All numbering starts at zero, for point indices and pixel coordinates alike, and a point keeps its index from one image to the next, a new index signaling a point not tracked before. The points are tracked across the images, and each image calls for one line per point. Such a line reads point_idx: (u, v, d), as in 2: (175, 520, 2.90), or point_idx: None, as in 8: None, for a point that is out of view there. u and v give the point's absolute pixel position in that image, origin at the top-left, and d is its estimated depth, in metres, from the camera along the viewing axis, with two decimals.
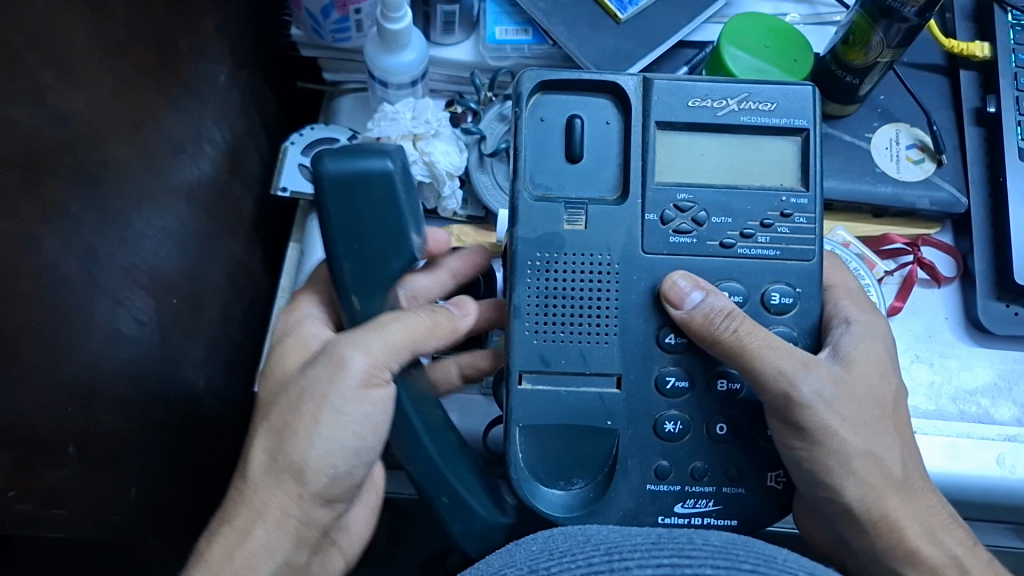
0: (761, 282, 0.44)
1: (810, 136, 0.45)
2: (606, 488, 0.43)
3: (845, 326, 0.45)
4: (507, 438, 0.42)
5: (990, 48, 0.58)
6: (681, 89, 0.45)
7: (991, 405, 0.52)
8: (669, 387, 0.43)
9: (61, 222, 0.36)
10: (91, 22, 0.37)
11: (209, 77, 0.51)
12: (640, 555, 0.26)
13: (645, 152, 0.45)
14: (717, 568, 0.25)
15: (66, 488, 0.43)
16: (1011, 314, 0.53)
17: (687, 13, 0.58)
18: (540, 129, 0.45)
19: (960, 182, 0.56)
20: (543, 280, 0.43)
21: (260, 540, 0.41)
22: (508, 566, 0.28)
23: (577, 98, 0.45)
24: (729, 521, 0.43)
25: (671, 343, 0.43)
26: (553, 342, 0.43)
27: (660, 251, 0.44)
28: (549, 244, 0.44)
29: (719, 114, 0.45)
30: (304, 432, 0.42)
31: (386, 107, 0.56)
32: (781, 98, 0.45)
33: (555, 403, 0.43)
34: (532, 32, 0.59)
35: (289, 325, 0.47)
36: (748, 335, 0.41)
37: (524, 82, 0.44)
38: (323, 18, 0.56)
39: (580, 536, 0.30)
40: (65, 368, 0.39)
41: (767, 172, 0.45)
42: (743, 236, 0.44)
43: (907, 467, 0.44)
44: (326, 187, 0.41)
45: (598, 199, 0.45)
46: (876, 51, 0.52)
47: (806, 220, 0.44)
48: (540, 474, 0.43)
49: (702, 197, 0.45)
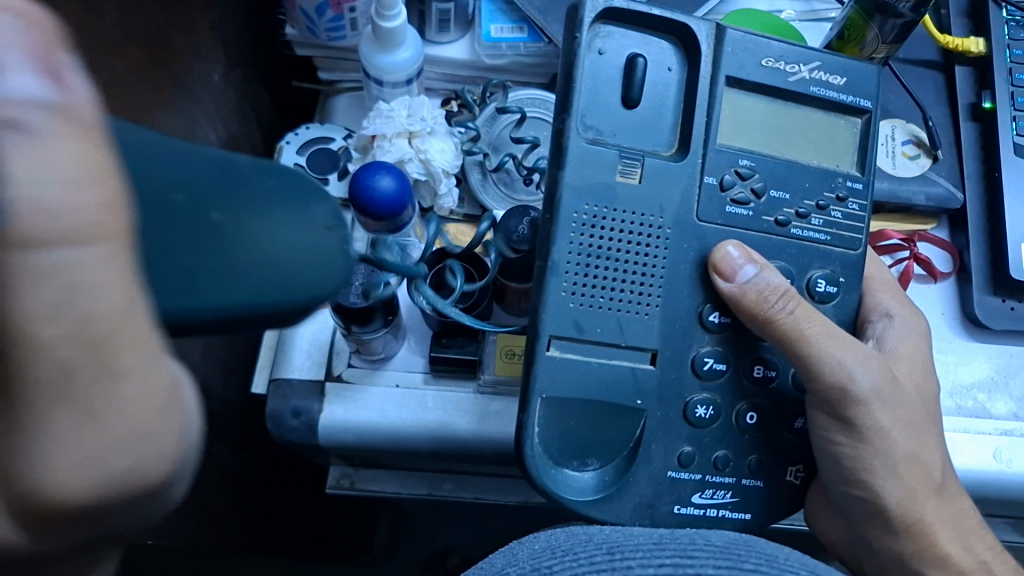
0: (808, 266, 0.45)
1: (872, 118, 0.46)
2: (625, 472, 0.42)
3: (887, 320, 0.47)
4: (526, 407, 0.40)
5: (985, 43, 0.58)
6: (755, 45, 0.45)
7: (987, 400, 0.52)
8: (706, 369, 0.43)
9: None
10: (84, 23, 0.37)
11: (204, 76, 0.51)
12: (642, 556, 0.26)
13: (709, 110, 0.44)
14: (721, 567, 0.25)
15: None
16: (1006, 308, 0.53)
17: (681, 11, 0.58)
18: (604, 65, 0.42)
19: (956, 177, 0.56)
20: (592, 237, 0.41)
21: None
22: (510, 566, 0.28)
23: (643, 38, 0.43)
24: (744, 514, 0.43)
25: (715, 322, 0.43)
26: (589, 307, 0.41)
27: (715, 219, 0.44)
28: (599, 195, 0.42)
29: (790, 80, 0.45)
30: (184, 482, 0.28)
31: (382, 105, 0.56)
32: (850, 73, 0.46)
33: (586, 374, 0.41)
34: (528, 30, 0.58)
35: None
36: (803, 320, 0.42)
37: (590, 12, 0.42)
38: (317, 16, 0.56)
39: (583, 535, 0.29)
40: None
41: (823, 150, 0.46)
42: (798, 215, 0.45)
43: (946, 470, 0.46)
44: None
45: (653, 153, 0.43)
46: (871, 48, 0.52)
47: (859, 207, 0.46)
48: (556, 453, 0.41)
49: (761, 165, 0.45)
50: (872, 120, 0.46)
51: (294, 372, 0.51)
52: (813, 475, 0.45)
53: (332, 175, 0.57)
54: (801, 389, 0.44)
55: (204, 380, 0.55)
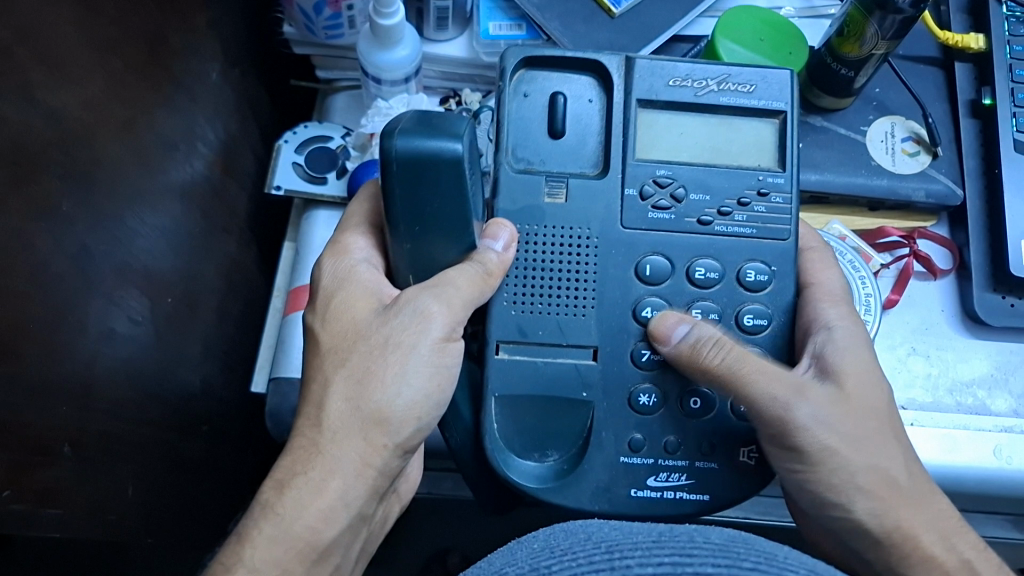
0: (737, 259, 0.46)
1: (788, 118, 0.47)
2: (580, 460, 0.43)
3: (826, 333, 0.44)
4: (484, 410, 0.43)
5: (985, 39, 0.58)
6: (662, 69, 0.47)
7: (987, 397, 0.52)
8: (644, 360, 0.44)
9: (53, 222, 0.37)
10: (81, 20, 0.37)
11: (201, 74, 0.51)
12: (640, 554, 0.24)
13: (625, 130, 0.47)
14: (719, 567, 0.24)
15: (65, 487, 0.42)
16: (1007, 305, 0.53)
17: (681, 7, 0.58)
18: (524, 104, 0.46)
19: (956, 174, 0.56)
20: (528, 254, 0.45)
21: (338, 493, 0.41)
22: (507, 566, 0.26)
23: (562, 78, 0.47)
24: (702, 496, 0.43)
25: (648, 315, 0.45)
26: (531, 314, 0.45)
27: (639, 226, 0.46)
28: (529, 216, 0.45)
29: (699, 94, 0.47)
30: (387, 378, 0.41)
31: (380, 104, 0.57)
32: (759, 81, 0.47)
33: (533, 374, 0.44)
34: (526, 27, 0.58)
35: (340, 274, 0.45)
36: (739, 362, 0.42)
37: (509, 58, 0.46)
38: (315, 14, 0.56)
39: (581, 533, 0.27)
40: (59, 368, 0.39)
41: (746, 152, 0.47)
42: (720, 214, 0.46)
43: (912, 471, 0.43)
44: (393, 169, 0.40)
45: (578, 174, 0.46)
46: (870, 44, 0.52)
47: (783, 201, 0.46)
48: (516, 446, 0.44)
49: (681, 174, 0.46)
50: (788, 121, 0.47)
51: (294, 370, 0.52)
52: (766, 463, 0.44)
53: (331, 174, 0.57)
54: None
55: (204, 379, 0.56)
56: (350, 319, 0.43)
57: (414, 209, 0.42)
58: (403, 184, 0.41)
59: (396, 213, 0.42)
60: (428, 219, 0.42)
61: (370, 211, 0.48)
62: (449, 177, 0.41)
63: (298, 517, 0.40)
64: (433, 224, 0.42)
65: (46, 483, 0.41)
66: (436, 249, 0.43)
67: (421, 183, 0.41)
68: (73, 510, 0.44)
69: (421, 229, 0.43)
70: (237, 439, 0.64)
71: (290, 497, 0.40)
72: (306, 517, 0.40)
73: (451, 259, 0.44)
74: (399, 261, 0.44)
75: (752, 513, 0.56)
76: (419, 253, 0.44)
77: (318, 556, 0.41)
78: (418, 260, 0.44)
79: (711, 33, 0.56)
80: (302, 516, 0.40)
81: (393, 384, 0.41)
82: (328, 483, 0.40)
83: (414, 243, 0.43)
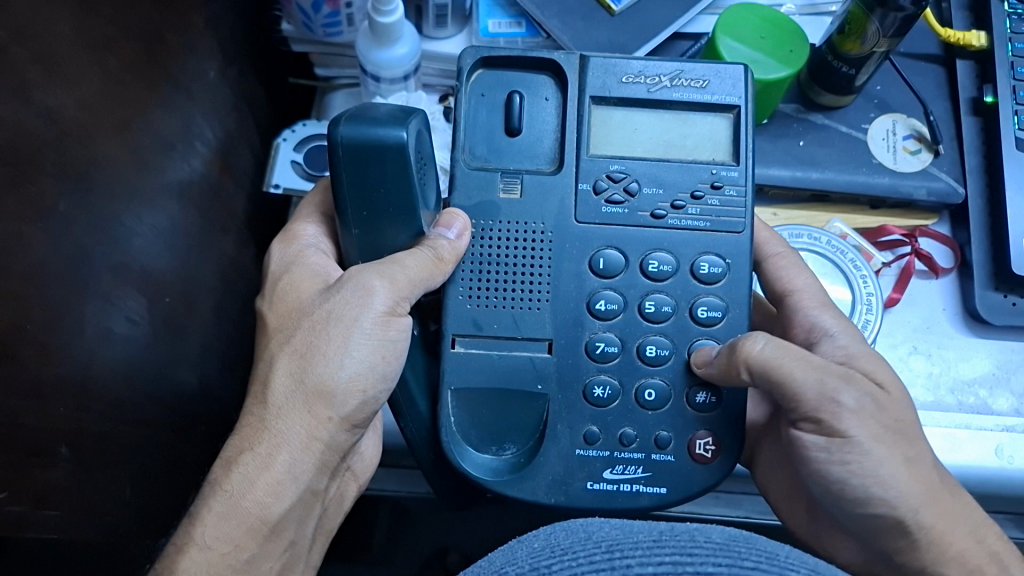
0: (692, 251, 0.46)
1: (742, 113, 0.47)
2: (535, 453, 0.44)
3: (827, 340, 0.45)
4: (440, 402, 0.44)
5: (987, 37, 0.58)
6: (615, 67, 0.48)
7: (989, 396, 0.52)
8: (599, 352, 0.45)
9: (50, 221, 0.36)
10: (76, 18, 0.37)
11: (199, 73, 0.51)
12: (640, 552, 0.24)
13: (580, 126, 0.47)
14: (720, 566, 0.23)
15: (62, 489, 0.42)
16: (1008, 304, 0.53)
17: (681, 5, 0.57)
18: (481, 104, 0.47)
19: (957, 172, 0.56)
20: (484, 247, 0.46)
21: (285, 467, 0.41)
22: (506, 564, 0.25)
23: (518, 76, 0.47)
24: (658, 488, 0.43)
25: (603, 310, 0.45)
26: (485, 308, 0.45)
27: (592, 220, 0.46)
28: (484, 212, 0.46)
29: (652, 90, 0.47)
30: (330, 353, 0.42)
31: (379, 101, 0.57)
32: (712, 75, 0.47)
33: (489, 367, 0.44)
34: (526, 25, 0.58)
35: (288, 259, 0.46)
36: (780, 352, 0.41)
37: (467, 59, 0.47)
38: (314, 11, 0.55)
39: (581, 532, 0.27)
40: (54, 368, 0.39)
41: (700, 147, 0.47)
42: (673, 207, 0.46)
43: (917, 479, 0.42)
44: (340, 154, 0.41)
45: (534, 171, 0.47)
46: (872, 41, 0.51)
47: (736, 193, 0.46)
48: (472, 438, 0.44)
49: (633, 168, 0.47)
50: (743, 115, 0.47)
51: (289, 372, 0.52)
52: (726, 452, 0.43)
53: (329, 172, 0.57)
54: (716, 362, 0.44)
55: (200, 378, 0.55)
56: (294, 296, 0.44)
57: (361, 196, 0.43)
58: (348, 170, 0.42)
59: (342, 197, 0.43)
60: (375, 204, 0.43)
61: (324, 200, 0.49)
62: (393, 162, 0.42)
63: (249, 494, 0.40)
64: (379, 208, 0.43)
65: (41, 484, 0.40)
66: (384, 234, 0.44)
67: (367, 168, 0.42)
68: (70, 511, 0.43)
69: (369, 216, 0.44)
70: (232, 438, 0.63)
71: (237, 473, 0.40)
72: (257, 496, 0.40)
73: (400, 244, 0.44)
74: (349, 249, 0.45)
75: (753, 513, 0.56)
76: (367, 239, 0.44)
77: (269, 531, 0.41)
78: (371, 246, 0.45)
79: (712, 32, 0.56)
80: (252, 492, 0.40)
81: (329, 361, 0.42)
82: (272, 461, 0.41)
83: (362, 229, 0.44)
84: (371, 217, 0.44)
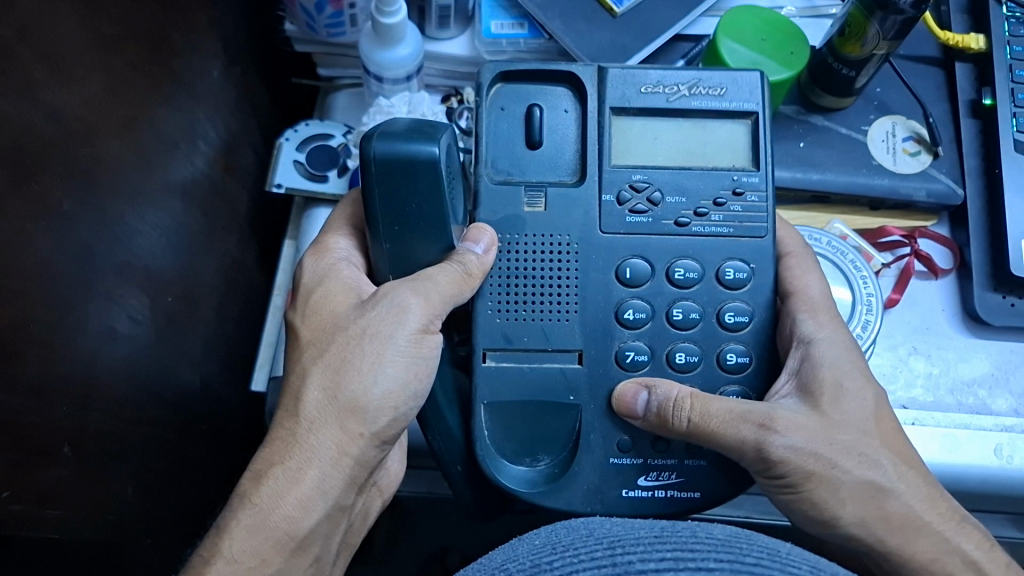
0: (716, 259, 0.46)
1: (759, 118, 0.47)
2: (570, 463, 0.44)
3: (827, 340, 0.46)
4: (473, 416, 0.44)
5: (985, 40, 0.58)
6: (634, 77, 0.48)
7: (988, 396, 0.52)
8: (629, 361, 0.45)
9: (54, 219, 0.37)
10: (82, 18, 0.37)
11: (203, 73, 0.51)
12: (642, 549, 0.24)
13: (601, 137, 0.47)
14: (721, 562, 0.24)
15: (65, 488, 0.42)
16: (1007, 305, 0.53)
17: (682, 7, 0.58)
18: (501, 116, 0.47)
19: (956, 173, 0.56)
20: (512, 256, 0.46)
21: (315, 482, 0.41)
22: (507, 560, 0.25)
23: (536, 88, 0.48)
24: (693, 494, 0.43)
25: (631, 319, 0.45)
26: (515, 320, 0.45)
27: (618, 230, 0.46)
28: (510, 225, 0.46)
29: (672, 99, 0.48)
30: (363, 368, 0.42)
31: (381, 101, 0.57)
32: (730, 83, 0.48)
33: (519, 379, 0.44)
34: (528, 26, 0.58)
35: (321, 271, 0.46)
36: (704, 415, 0.42)
37: (485, 74, 0.47)
38: (317, 12, 0.55)
39: (583, 529, 0.27)
40: (59, 365, 0.39)
41: (721, 155, 0.48)
42: (697, 215, 0.46)
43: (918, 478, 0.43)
44: (372, 169, 0.42)
45: (557, 183, 0.47)
46: (872, 43, 0.52)
47: (758, 199, 0.46)
48: (507, 451, 0.44)
49: (656, 178, 0.47)
50: (760, 121, 0.47)
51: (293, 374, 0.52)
52: None
53: (332, 172, 0.57)
54: (746, 368, 0.45)
55: (202, 378, 0.55)
56: (327, 310, 0.44)
57: (392, 211, 0.43)
58: (379, 185, 0.43)
59: (373, 211, 0.43)
60: (406, 219, 0.44)
61: (354, 213, 0.49)
62: (423, 177, 0.42)
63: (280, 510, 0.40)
64: (409, 223, 0.44)
65: (45, 483, 0.40)
66: (414, 248, 0.44)
67: (397, 182, 0.42)
68: (74, 510, 0.43)
69: (399, 231, 0.44)
70: (234, 438, 0.63)
71: (267, 488, 0.40)
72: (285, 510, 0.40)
73: (430, 258, 0.44)
74: (380, 263, 0.45)
75: (752, 513, 0.56)
76: (397, 253, 0.45)
77: (297, 545, 0.41)
78: (401, 259, 0.45)
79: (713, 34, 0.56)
80: (280, 505, 0.40)
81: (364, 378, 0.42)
82: (304, 473, 0.41)
83: (392, 243, 0.44)
84: (402, 232, 0.44)
